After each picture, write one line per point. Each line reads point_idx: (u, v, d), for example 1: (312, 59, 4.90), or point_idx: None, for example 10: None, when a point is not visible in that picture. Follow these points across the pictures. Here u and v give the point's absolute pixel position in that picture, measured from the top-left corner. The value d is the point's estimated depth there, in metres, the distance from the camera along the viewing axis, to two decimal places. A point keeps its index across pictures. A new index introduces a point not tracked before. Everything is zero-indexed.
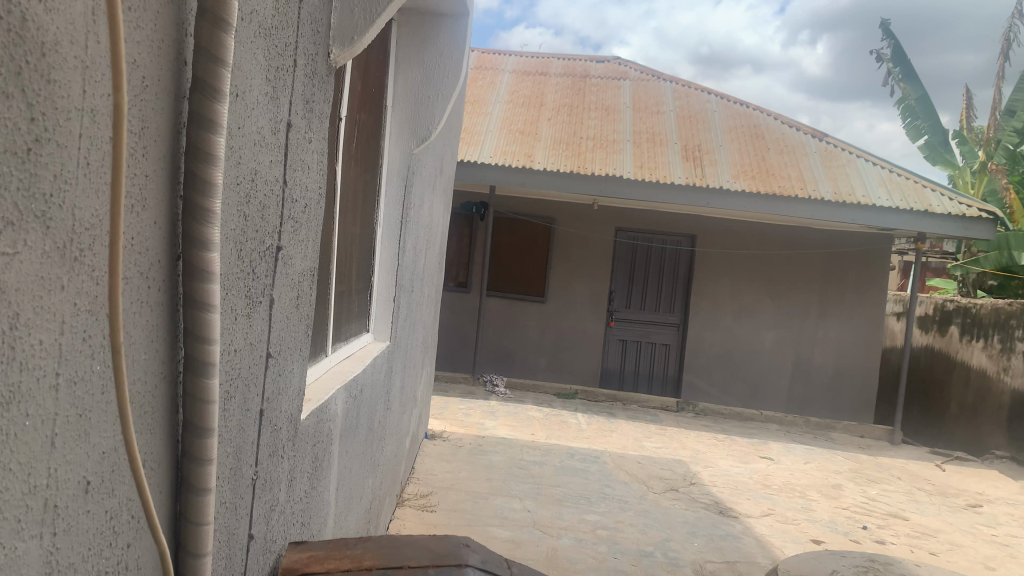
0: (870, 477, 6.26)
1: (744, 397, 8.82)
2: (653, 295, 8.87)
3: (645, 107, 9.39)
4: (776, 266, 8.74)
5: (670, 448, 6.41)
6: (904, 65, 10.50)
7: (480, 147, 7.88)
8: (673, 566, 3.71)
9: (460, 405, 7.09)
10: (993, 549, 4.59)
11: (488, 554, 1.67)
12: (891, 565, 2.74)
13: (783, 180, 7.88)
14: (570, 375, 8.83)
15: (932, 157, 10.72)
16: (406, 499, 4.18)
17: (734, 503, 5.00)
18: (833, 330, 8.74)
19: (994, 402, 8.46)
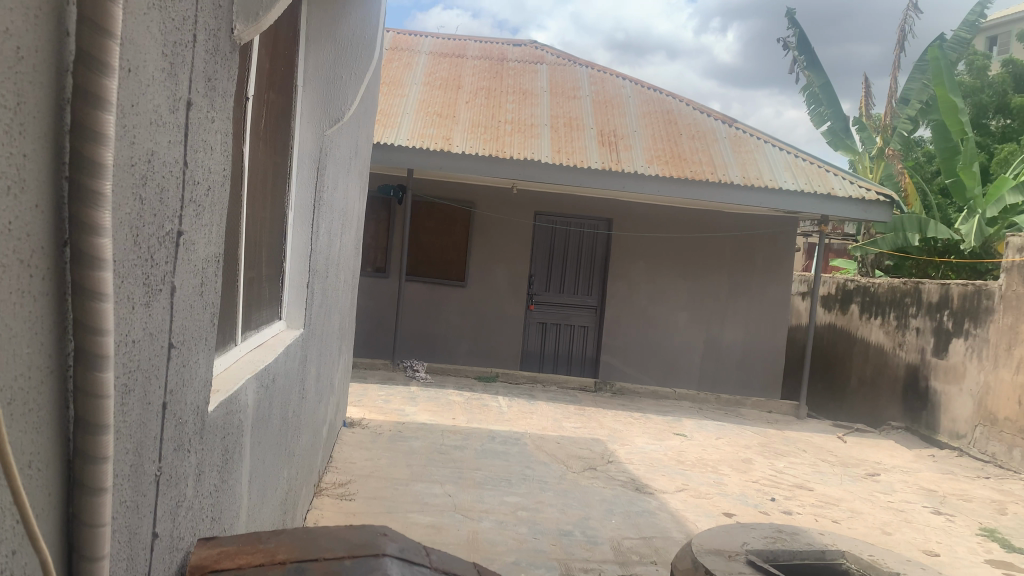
0: (778, 450, 6.52)
1: (659, 376, 9.06)
2: (572, 278, 8.96)
3: (562, 91, 9.42)
4: (690, 249, 8.96)
5: (588, 428, 6.50)
6: (808, 53, 10.89)
7: (397, 129, 7.76)
8: (592, 543, 3.78)
9: (379, 392, 7.01)
10: (890, 514, 4.85)
11: (406, 542, 1.65)
12: (798, 534, 2.85)
13: (695, 164, 8.06)
14: (490, 358, 8.86)
15: (835, 143, 11.18)
16: (324, 488, 4.11)
17: (650, 479, 5.12)
18: (742, 310, 9.05)
19: (891, 376, 8.92)
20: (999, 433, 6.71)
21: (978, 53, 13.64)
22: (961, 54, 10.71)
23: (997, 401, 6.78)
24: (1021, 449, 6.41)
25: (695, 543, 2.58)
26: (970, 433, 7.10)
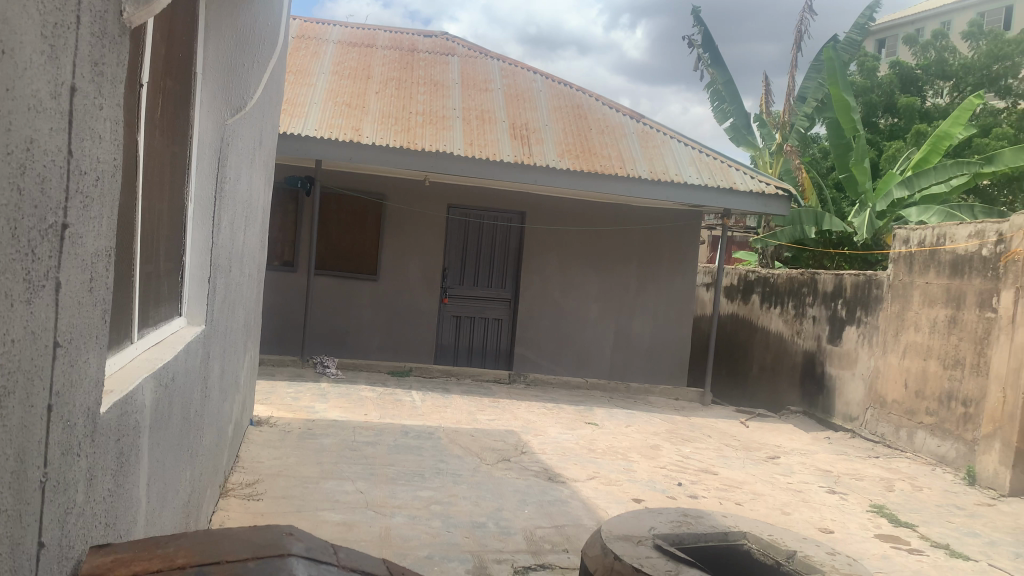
0: (684, 436, 6.71)
1: (572, 366, 9.21)
2: (485, 272, 8.97)
3: (473, 83, 9.38)
4: (601, 241, 9.12)
5: (502, 420, 6.54)
6: (712, 51, 11.26)
7: (304, 118, 7.57)
8: (505, 534, 3.81)
9: (288, 389, 6.85)
10: (789, 495, 5.07)
11: (312, 541, 1.62)
12: (702, 517, 2.95)
13: (605, 159, 8.21)
14: (403, 353, 8.78)
15: (737, 139, 11.57)
16: (231, 488, 3.99)
17: (562, 468, 5.19)
18: (651, 301, 9.29)
19: (790, 363, 9.32)
20: (887, 414, 7.11)
21: (868, 54, 14.29)
22: (852, 55, 11.26)
23: (885, 384, 7.18)
24: (907, 429, 6.81)
25: (604, 530, 2.63)
26: (862, 415, 7.50)
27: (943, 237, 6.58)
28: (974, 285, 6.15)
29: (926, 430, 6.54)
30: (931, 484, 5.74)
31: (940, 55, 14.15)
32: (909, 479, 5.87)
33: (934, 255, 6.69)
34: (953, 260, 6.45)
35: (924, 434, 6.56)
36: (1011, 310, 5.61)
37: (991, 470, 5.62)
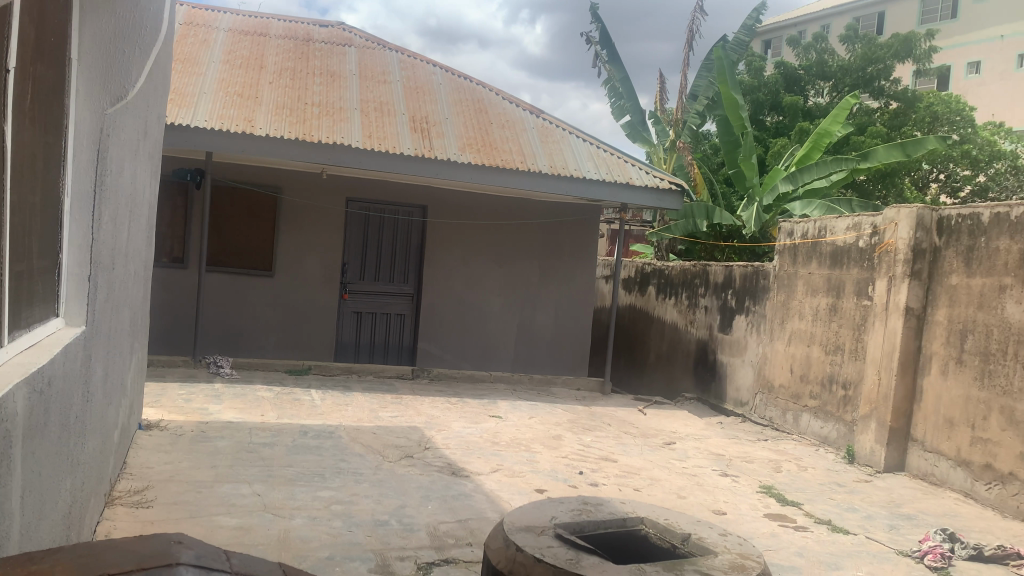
0: (585, 426, 6.84)
1: (475, 360, 9.25)
2: (387, 267, 8.86)
3: (371, 75, 9.21)
4: (503, 235, 9.16)
5: (405, 416, 6.49)
6: (609, 48, 11.49)
7: (193, 108, 7.25)
8: (408, 531, 3.78)
9: (179, 391, 6.57)
10: (684, 479, 5.26)
11: (203, 548, 1.56)
12: (601, 505, 3.01)
13: (506, 153, 8.25)
14: (302, 350, 8.59)
15: (633, 135, 11.86)
16: (118, 497, 3.80)
17: (466, 463, 5.20)
18: (552, 294, 9.42)
19: (684, 352, 9.64)
20: (775, 399, 7.47)
21: (755, 54, 14.89)
22: (741, 55, 11.72)
23: (773, 369, 7.53)
24: (792, 413, 7.17)
25: (507, 521, 2.65)
26: (751, 400, 7.85)
27: (824, 230, 6.96)
28: (852, 275, 6.52)
29: (810, 413, 6.90)
30: (814, 464, 6.07)
31: (821, 57, 14.89)
32: (795, 460, 6.18)
33: (816, 247, 7.06)
34: (832, 251, 6.82)
35: (809, 417, 6.92)
36: (885, 298, 5.97)
37: (868, 448, 5.98)
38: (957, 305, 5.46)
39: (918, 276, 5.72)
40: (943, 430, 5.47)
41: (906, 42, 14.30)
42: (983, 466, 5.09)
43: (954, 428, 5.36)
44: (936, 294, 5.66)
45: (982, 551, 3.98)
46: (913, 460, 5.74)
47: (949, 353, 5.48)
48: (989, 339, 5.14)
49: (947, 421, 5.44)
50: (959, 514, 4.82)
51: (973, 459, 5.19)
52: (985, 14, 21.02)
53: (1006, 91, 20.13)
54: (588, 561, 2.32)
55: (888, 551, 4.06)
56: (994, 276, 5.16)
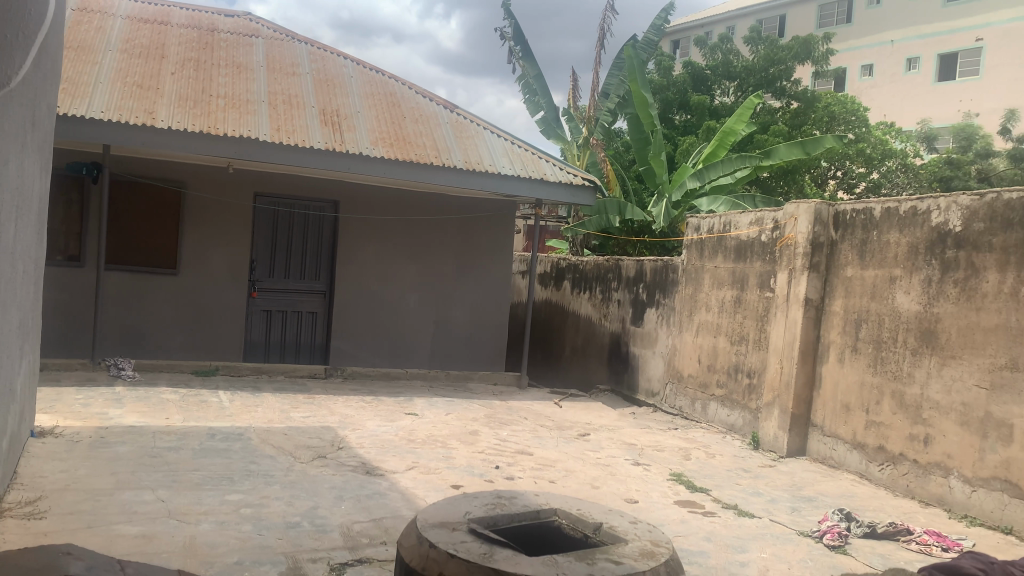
0: (501, 420, 6.87)
1: (390, 357, 9.16)
2: (297, 263, 8.64)
3: (279, 67, 8.95)
4: (417, 231, 9.09)
5: (318, 416, 6.37)
6: (522, 44, 11.54)
7: (89, 99, 6.90)
8: (320, 532, 3.71)
9: (76, 395, 6.25)
10: (598, 470, 5.35)
11: (95, 559, 1.49)
12: (515, 498, 3.02)
13: (419, 147, 8.19)
14: (209, 351, 8.32)
15: (548, 131, 11.96)
16: (7, 509, 3.58)
17: (381, 461, 5.14)
18: (469, 290, 9.40)
19: (598, 345, 9.81)
20: (684, 389, 7.68)
21: (665, 53, 15.23)
22: (650, 54, 11.97)
23: (682, 360, 7.74)
24: (700, 402, 7.40)
25: (420, 518, 2.62)
26: (662, 390, 8.07)
27: (729, 225, 7.19)
28: (755, 268, 6.76)
29: (717, 401, 7.13)
30: (722, 450, 6.27)
31: (727, 57, 15.32)
32: (703, 447, 6.38)
33: (722, 241, 7.29)
34: (736, 245, 7.06)
35: (716, 405, 7.15)
36: (786, 290, 6.22)
37: (772, 434, 6.21)
38: (852, 295, 5.73)
39: (817, 269, 5.98)
40: (840, 415, 5.74)
41: (805, 44, 14.85)
42: (876, 448, 5.38)
43: (850, 413, 5.64)
44: (833, 285, 5.92)
45: (876, 528, 4.21)
46: (814, 445, 6.00)
47: (845, 342, 5.75)
48: (881, 328, 5.42)
49: (844, 406, 5.71)
50: (855, 494, 5.08)
51: (867, 442, 5.47)
52: (877, 20, 22.15)
53: (896, 92, 21.35)
54: (502, 555, 2.32)
55: (790, 532, 4.23)
56: (886, 268, 5.44)
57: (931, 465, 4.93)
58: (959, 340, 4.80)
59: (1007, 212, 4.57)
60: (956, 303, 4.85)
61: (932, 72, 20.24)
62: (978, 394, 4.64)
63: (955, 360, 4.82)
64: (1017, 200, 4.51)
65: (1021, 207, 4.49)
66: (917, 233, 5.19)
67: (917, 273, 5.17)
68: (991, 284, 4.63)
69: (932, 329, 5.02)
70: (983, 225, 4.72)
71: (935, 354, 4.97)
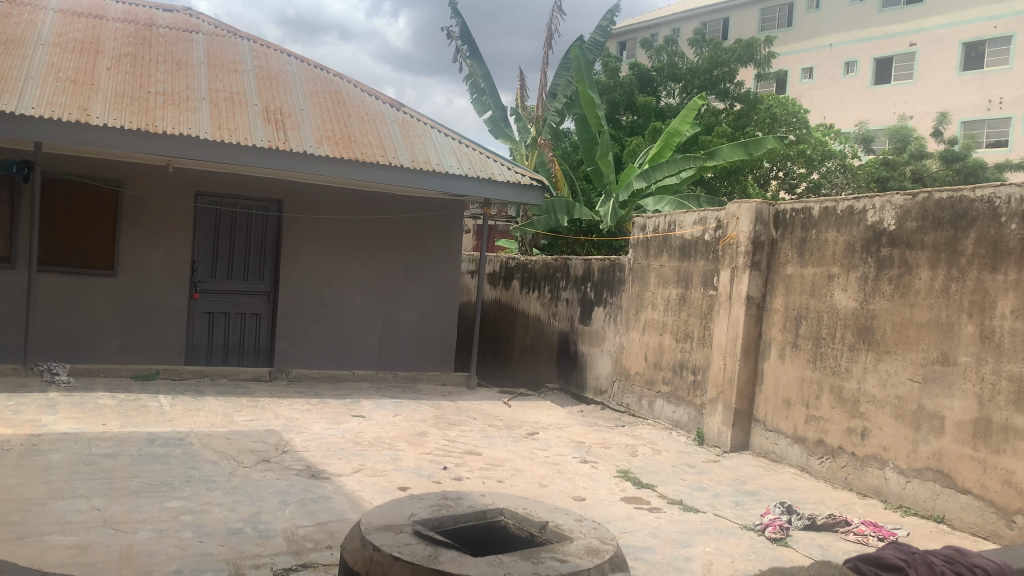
0: (450, 421, 6.84)
1: (336, 358, 9.05)
2: (240, 264, 8.45)
3: (220, 64, 8.74)
4: (364, 230, 8.99)
5: (262, 419, 6.26)
6: (469, 44, 11.53)
7: (19, 94, 6.65)
8: (263, 538, 3.65)
9: (6, 402, 6.01)
10: (546, 468, 5.37)
11: None
12: (461, 498, 3.01)
13: (365, 146, 8.10)
14: (148, 354, 8.11)
15: (496, 131, 11.96)
16: None
17: (326, 464, 5.07)
18: (416, 290, 9.35)
19: (547, 343, 9.86)
20: (631, 386, 7.77)
21: (611, 54, 15.38)
22: (596, 55, 12.06)
23: (629, 358, 7.83)
24: (647, 399, 7.49)
25: (363, 521, 2.59)
26: (610, 388, 8.15)
27: (674, 224, 7.29)
28: (699, 266, 6.87)
29: (663, 398, 7.23)
30: (667, 446, 6.36)
31: (672, 58, 15.52)
32: (650, 443, 6.46)
33: (666, 241, 7.39)
34: (681, 244, 7.16)
35: (662, 402, 7.24)
36: (728, 288, 6.33)
37: (716, 430, 6.31)
38: (792, 293, 5.86)
39: (758, 267, 6.10)
40: (781, 410, 5.87)
41: (748, 47, 15.14)
42: (815, 442, 5.51)
43: (791, 408, 5.77)
44: (774, 283, 6.04)
45: (815, 520, 4.31)
46: (757, 439, 6.12)
47: (786, 338, 5.88)
48: (820, 324, 5.56)
49: (785, 401, 5.84)
50: (797, 488, 5.20)
51: (808, 435, 5.59)
52: (817, 24, 22.70)
53: (834, 95, 21.94)
54: (446, 556, 2.31)
55: (733, 526, 4.31)
56: (824, 266, 5.57)
57: (868, 457, 5.08)
58: (894, 336, 4.95)
59: (938, 211, 4.73)
60: (891, 299, 5.00)
61: (869, 75, 20.91)
62: (912, 387, 4.79)
63: (890, 355, 4.96)
64: (948, 200, 4.67)
65: (950, 206, 4.65)
66: (854, 232, 5.33)
67: (854, 271, 5.32)
68: (923, 281, 4.79)
69: (868, 325, 5.16)
70: (916, 224, 4.87)
71: (872, 350, 5.11)
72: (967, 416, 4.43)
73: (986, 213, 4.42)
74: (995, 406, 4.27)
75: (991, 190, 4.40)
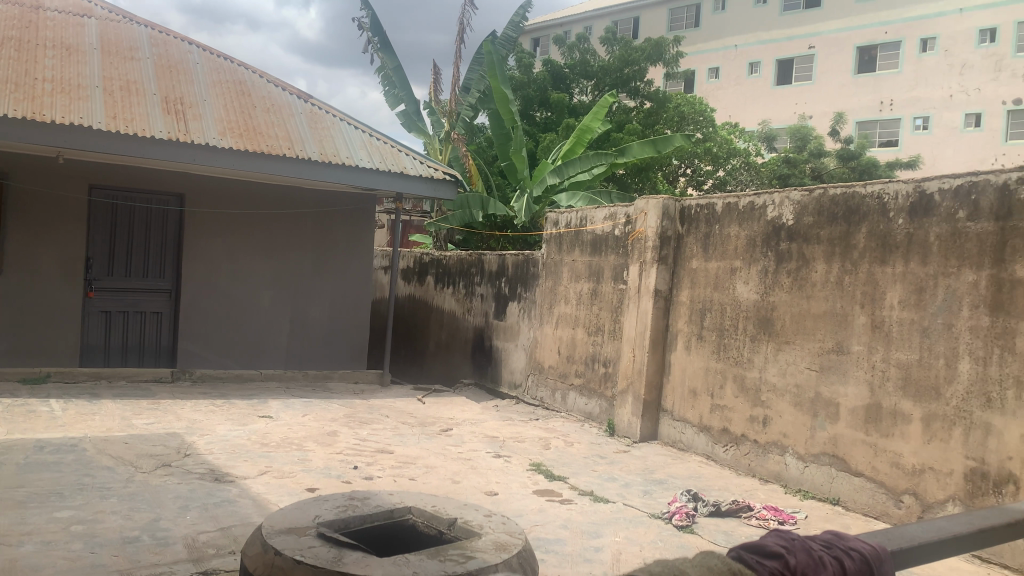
0: (362, 419, 6.74)
1: (243, 357, 8.78)
2: (139, 261, 8.07)
3: (115, 50, 8.31)
4: (270, 226, 8.75)
5: (163, 422, 6.00)
6: (380, 36, 11.37)
7: None
8: (161, 546, 3.49)
9: None
10: (459, 464, 5.35)
11: None
12: (368, 498, 2.95)
13: (271, 138, 7.88)
14: (38, 357, 7.65)
15: (408, 125, 11.82)
16: None
17: (230, 467, 4.91)
18: (326, 287, 9.17)
19: (462, 339, 9.83)
20: (545, 380, 7.84)
21: (524, 51, 15.46)
22: (509, 50, 12.07)
23: (543, 352, 7.89)
24: (560, 391, 7.56)
25: (265, 525, 2.51)
26: (524, 382, 8.20)
27: (585, 220, 7.38)
28: (610, 261, 6.97)
29: (576, 390, 7.31)
30: (579, 438, 6.44)
31: (584, 56, 15.69)
32: (562, 436, 6.52)
33: (578, 236, 7.47)
34: (593, 239, 7.25)
35: (575, 395, 7.33)
36: (637, 282, 6.45)
37: (626, 420, 6.42)
38: (698, 286, 6.02)
39: (665, 261, 6.23)
40: (687, 400, 6.02)
41: (657, 46, 15.43)
42: (720, 430, 5.68)
43: (697, 398, 5.92)
44: (680, 277, 6.19)
45: (720, 506, 4.44)
46: (665, 429, 6.26)
47: (691, 330, 6.03)
48: (723, 316, 5.72)
49: (691, 391, 5.99)
50: (702, 475, 5.35)
51: (713, 424, 5.76)
52: (723, 25, 23.38)
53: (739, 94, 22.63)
54: (351, 558, 2.26)
55: (642, 515, 4.39)
56: (727, 260, 5.74)
57: (770, 444, 5.26)
58: (793, 326, 5.14)
59: (833, 207, 4.93)
60: (789, 292, 5.19)
61: (771, 76, 21.66)
62: (809, 375, 4.99)
63: (789, 344, 5.15)
64: (841, 196, 4.87)
65: (844, 202, 4.86)
66: (755, 227, 5.51)
67: (755, 265, 5.50)
68: (819, 273, 4.99)
69: (768, 316, 5.34)
70: (812, 219, 5.06)
71: (772, 340, 5.29)
72: (860, 403, 4.64)
73: (877, 208, 4.64)
74: (885, 392, 4.49)
75: (881, 186, 4.62)
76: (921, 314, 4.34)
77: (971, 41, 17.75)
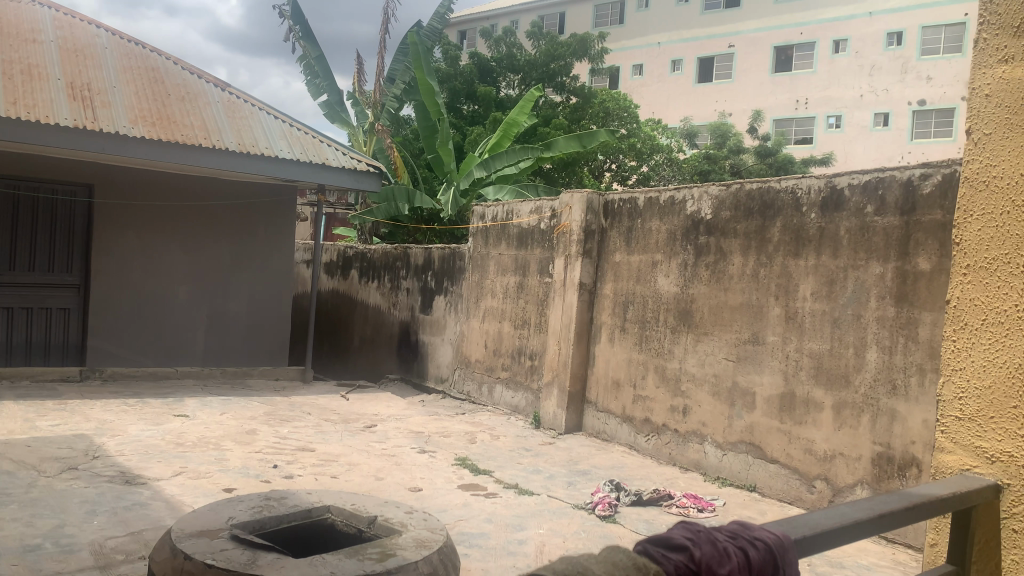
0: (283, 417, 6.59)
1: (158, 354, 8.46)
2: (43, 254, 7.67)
3: (15, 32, 7.85)
4: (186, 217, 8.45)
5: (69, 423, 5.73)
6: (301, 25, 11.11)
7: None
8: (65, 553, 3.32)
9: None
10: (382, 460, 5.28)
11: None
12: (286, 498, 2.88)
13: (186, 128, 7.60)
14: None
15: (332, 116, 11.59)
16: None
17: (143, 468, 4.72)
18: (245, 281, 8.92)
19: (387, 333, 9.72)
20: (471, 373, 7.82)
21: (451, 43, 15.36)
22: (434, 41, 11.96)
23: (469, 346, 7.87)
24: (487, 385, 7.56)
25: (175, 529, 2.41)
26: (451, 376, 8.16)
27: (511, 213, 7.38)
28: (535, 254, 7.00)
29: (502, 383, 7.32)
30: (505, 431, 6.45)
31: (510, 49, 15.69)
32: (488, 429, 6.52)
33: (504, 229, 7.48)
34: (519, 232, 7.26)
35: (501, 388, 7.33)
36: (562, 275, 6.49)
37: (551, 413, 6.46)
38: (620, 279, 6.09)
39: (589, 254, 6.29)
40: (611, 392, 6.10)
41: (583, 42, 15.56)
42: (642, 420, 5.77)
43: (620, 390, 6.00)
44: (604, 270, 6.26)
45: (641, 496, 4.52)
46: (589, 420, 6.33)
47: (615, 322, 6.10)
48: (645, 308, 5.81)
49: (614, 382, 6.07)
50: (624, 465, 5.42)
51: (635, 415, 5.85)
52: (646, 23, 23.76)
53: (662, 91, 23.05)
54: (266, 560, 2.19)
55: (565, 506, 4.42)
56: (649, 253, 5.83)
57: (689, 433, 5.37)
58: (711, 318, 5.26)
59: (749, 201, 5.06)
60: (707, 284, 5.31)
61: (692, 74, 22.13)
62: (727, 366, 5.11)
63: (708, 336, 5.27)
64: (757, 190, 5.00)
65: (759, 196, 4.99)
66: (674, 221, 5.61)
67: (675, 258, 5.60)
68: (736, 267, 5.11)
69: (687, 308, 5.45)
70: (730, 214, 5.18)
71: (691, 331, 5.40)
72: (774, 392, 4.79)
73: (791, 203, 4.78)
74: (798, 381, 4.65)
75: (794, 181, 4.76)
76: (831, 305, 4.50)
77: (880, 44, 18.51)
